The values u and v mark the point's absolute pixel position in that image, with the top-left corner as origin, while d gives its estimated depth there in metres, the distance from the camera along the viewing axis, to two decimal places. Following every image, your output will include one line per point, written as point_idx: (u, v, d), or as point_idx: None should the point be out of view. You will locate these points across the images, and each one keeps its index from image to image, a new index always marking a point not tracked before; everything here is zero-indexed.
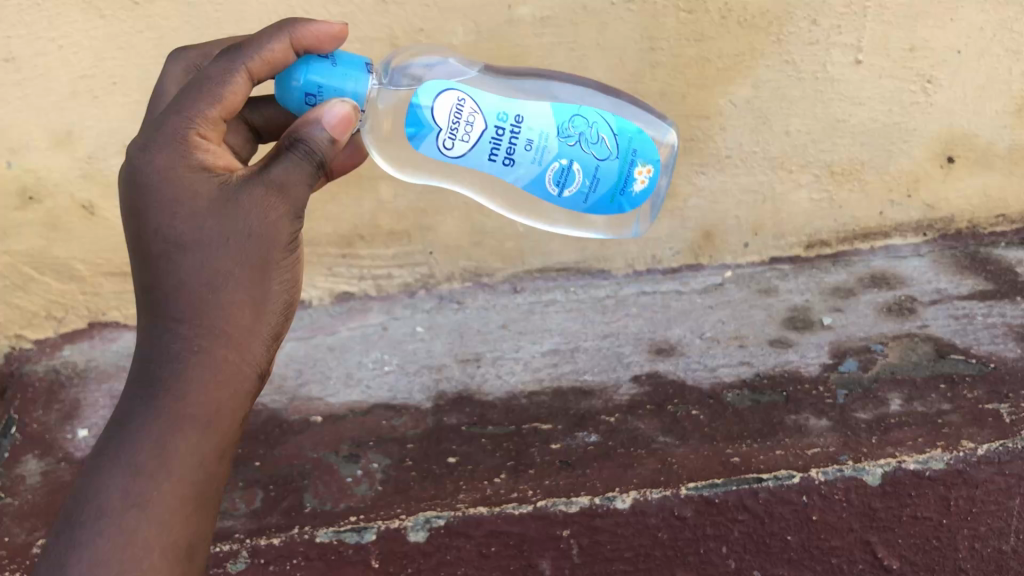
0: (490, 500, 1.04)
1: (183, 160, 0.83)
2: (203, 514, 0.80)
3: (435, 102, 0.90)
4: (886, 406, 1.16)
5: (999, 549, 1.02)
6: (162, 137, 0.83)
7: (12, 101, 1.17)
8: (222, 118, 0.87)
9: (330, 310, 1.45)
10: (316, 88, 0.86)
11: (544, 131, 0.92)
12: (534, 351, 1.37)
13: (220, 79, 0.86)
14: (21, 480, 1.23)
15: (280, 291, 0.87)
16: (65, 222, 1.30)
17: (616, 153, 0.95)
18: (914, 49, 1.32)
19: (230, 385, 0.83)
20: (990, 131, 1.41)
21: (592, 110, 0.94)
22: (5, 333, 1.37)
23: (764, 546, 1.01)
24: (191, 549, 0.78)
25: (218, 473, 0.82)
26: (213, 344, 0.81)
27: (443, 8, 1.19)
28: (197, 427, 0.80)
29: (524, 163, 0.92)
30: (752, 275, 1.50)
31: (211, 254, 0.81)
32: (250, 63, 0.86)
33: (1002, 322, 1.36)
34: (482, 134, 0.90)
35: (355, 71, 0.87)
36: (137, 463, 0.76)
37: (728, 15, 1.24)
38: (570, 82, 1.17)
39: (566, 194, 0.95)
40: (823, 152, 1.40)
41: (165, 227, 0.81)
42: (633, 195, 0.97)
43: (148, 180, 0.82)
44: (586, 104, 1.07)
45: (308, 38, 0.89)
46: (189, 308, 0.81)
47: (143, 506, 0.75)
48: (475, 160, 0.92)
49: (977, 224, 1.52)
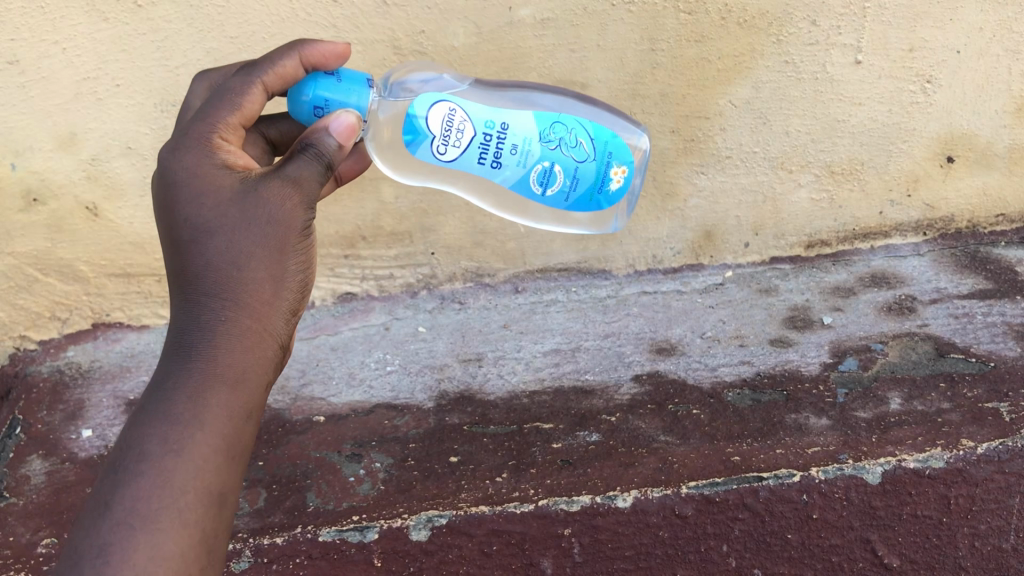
0: (492, 500, 1.01)
1: (207, 158, 0.86)
2: (235, 468, 0.78)
3: (427, 111, 0.93)
4: (886, 404, 1.16)
5: (999, 548, 1.04)
6: (190, 141, 0.87)
7: (17, 103, 1.18)
8: (241, 126, 0.92)
9: (333, 310, 1.47)
10: (324, 102, 0.90)
11: (527, 136, 0.95)
12: (535, 350, 1.38)
13: (239, 93, 0.91)
14: (27, 479, 1.18)
15: (297, 274, 0.87)
16: (69, 223, 1.30)
17: (594, 155, 0.98)
18: (914, 49, 1.32)
19: (256, 351, 0.82)
20: (989, 130, 1.42)
21: (571, 117, 0.97)
22: (9, 334, 1.38)
23: (765, 544, 1.02)
24: (224, 499, 0.76)
25: (248, 433, 0.80)
26: (239, 314, 0.82)
27: (444, 10, 1.19)
28: (226, 384, 0.79)
29: (510, 166, 0.96)
30: (752, 275, 1.51)
31: (236, 234, 0.83)
32: (265, 78, 0.92)
33: (1002, 321, 1.35)
34: (472, 140, 0.94)
35: (358, 86, 0.91)
36: (172, 414, 0.76)
37: (727, 16, 1.24)
38: (551, 92, 1.21)
39: (548, 194, 0.99)
40: (823, 152, 1.41)
41: (192, 216, 0.83)
42: (611, 194, 1.01)
43: (175, 178, 0.85)
44: (567, 112, 1.11)
45: (315, 56, 0.94)
46: (215, 282, 0.82)
47: (180, 451, 0.74)
48: (466, 164, 0.95)
49: (977, 223, 1.54)
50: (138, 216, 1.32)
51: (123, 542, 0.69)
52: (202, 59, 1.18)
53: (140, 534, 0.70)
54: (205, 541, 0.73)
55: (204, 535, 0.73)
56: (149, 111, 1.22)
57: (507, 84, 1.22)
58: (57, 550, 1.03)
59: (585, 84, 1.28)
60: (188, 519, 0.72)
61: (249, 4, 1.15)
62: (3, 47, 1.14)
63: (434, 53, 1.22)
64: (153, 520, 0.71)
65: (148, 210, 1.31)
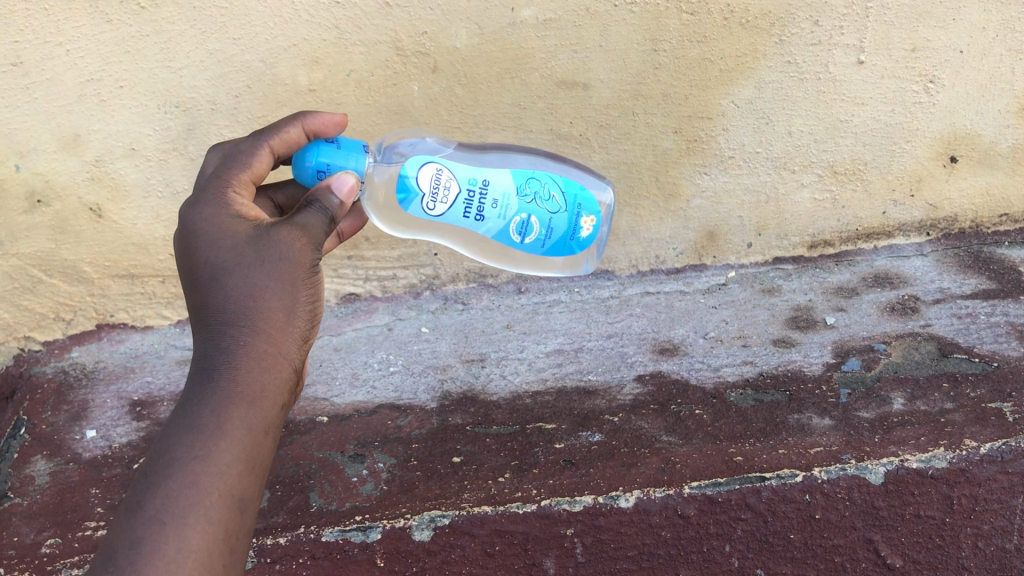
0: (495, 500, 1.01)
1: (222, 209, 0.89)
2: (256, 479, 0.78)
3: (417, 171, 0.98)
4: (888, 404, 1.16)
5: (1002, 548, 1.03)
6: (206, 196, 0.90)
7: (20, 104, 1.18)
8: (251, 184, 0.96)
9: (337, 311, 1.47)
10: (326, 168, 0.94)
11: (506, 191, 0.99)
12: (538, 351, 1.38)
13: (247, 156, 0.96)
14: (31, 480, 1.18)
15: (308, 305, 0.88)
16: (73, 224, 1.31)
17: (566, 206, 1.03)
18: (917, 49, 1.32)
19: (273, 371, 0.83)
20: (993, 130, 1.42)
21: (545, 173, 1.02)
22: (14, 335, 1.39)
23: (768, 544, 1.02)
24: (245, 503, 0.76)
25: (267, 448, 0.80)
26: (255, 338, 0.83)
27: (447, 10, 1.19)
28: (246, 400, 0.80)
29: (491, 219, 1.00)
30: (756, 275, 1.51)
31: (252, 270, 0.84)
32: (272, 142, 0.97)
33: (1005, 321, 1.35)
34: (457, 196, 0.98)
35: (357, 152, 0.95)
36: (195, 425, 0.77)
37: (730, 17, 1.24)
38: (524, 152, 1.30)
39: (527, 242, 1.03)
40: (825, 152, 1.41)
41: (210, 256, 0.85)
42: (583, 240, 1.06)
43: (194, 227, 0.88)
44: (540, 168, 1.19)
45: (317, 124, 1.00)
46: (233, 311, 0.83)
47: (205, 457, 0.75)
48: (453, 218, 1.00)
49: (980, 223, 1.54)
50: (142, 217, 1.32)
51: (152, 536, 0.70)
52: (205, 60, 1.19)
53: (169, 528, 0.71)
54: (228, 541, 0.74)
55: (227, 536, 0.74)
56: (153, 113, 1.23)
57: (486, 143, 1.31)
58: (60, 551, 1.02)
59: (587, 84, 1.28)
60: (213, 518, 0.73)
61: (251, 5, 1.16)
62: (7, 49, 1.14)
63: (436, 53, 1.23)
64: (180, 516, 0.71)
65: (152, 211, 1.32)
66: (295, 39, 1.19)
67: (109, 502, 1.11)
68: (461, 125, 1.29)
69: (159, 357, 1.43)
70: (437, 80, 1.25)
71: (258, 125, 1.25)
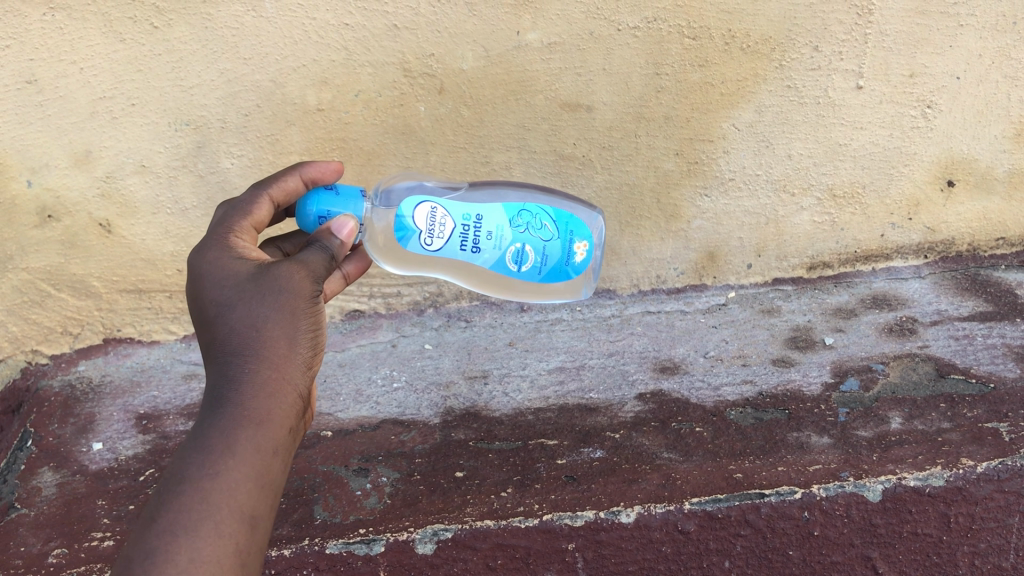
0: (497, 514, 1.01)
1: (226, 252, 0.91)
2: (266, 497, 0.80)
3: (412, 211, 1.00)
4: (886, 424, 1.17)
5: (998, 566, 1.05)
6: (211, 242, 0.93)
7: (34, 121, 1.21)
8: (254, 230, 0.98)
9: (341, 327, 1.49)
10: (327, 214, 0.98)
11: (499, 223, 1.02)
12: (540, 368, 1.41)
13: (249, 205, 0.98)
14: (38, 492, 1.19)
15: (309, 334, 0.89)
16: (83, 239, 1.33)
17: (559, 233, 1.05)
18: (915, 76, 1.35)
19: (278, 396, 0.84)
20: (989, 155, 1.45)
21: (534, 204, 1.05)
22: (21, 348, 1.40)
23: (767, 561, 1.03)
24: (255, 519, 0.78)
25: (276, 469, 0.82)
26: (260, 365, 0.84)
27: (454, 33, 1.22)
28: (254, 423, 0.81)
29: (488, 251, 1.02)
30: (755, 296, 1.54)
31: (255, 304, 0.86)
32: (270, 190, 0.99)
33: (1002, 343, 1.38)
34: (453, 231, 1.01)
35: (354, 199, 0.99)
36: (204, 446, 0.78)
37: (730, 42, 1.28)
38: (512, 185, 1.32)
39: (524, 270, 1.05)
40: (824, 175, 1.44)
41: (217, 294, 0.88)
42: (579, 265, 1.06)
43: (197, 271, 0.90)
44: (532, 196, 1.20)
45: (314, 172, 1.03)
46: (239, 342, 0.85)
47: (215, 475, 0.76)
48: (450, 253, 1.02)
49: (978, 247, 1.56)
50: (151, 233, 1.35)
51: (165, 546, 0.72)
52: (215, 80, 1.22)
53: (182, 540, 0.72)
54: (238, 553, 0.75)
55: (238, 549, 0.75)
56: (164, 130, 1.26)
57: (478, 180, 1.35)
58: (67, 561, 1.01)
59: (590, 107, 1.31)
60: (223, 532, 0.74)
61: (262, 26, 1.19)
62: (22, 67, 1.16)
63: (442, 75, 1.26)
64: (192, 529, 0.73)
65: (162, 226, 1.35)
66: (305, 60, 1.22)
67: (114, 513, 1.11)
68: (466, 145, 1.33)
69: (166, 371, 1.45)
70: (443, 101, 1.28)
71: (268, 144, 1.29)
